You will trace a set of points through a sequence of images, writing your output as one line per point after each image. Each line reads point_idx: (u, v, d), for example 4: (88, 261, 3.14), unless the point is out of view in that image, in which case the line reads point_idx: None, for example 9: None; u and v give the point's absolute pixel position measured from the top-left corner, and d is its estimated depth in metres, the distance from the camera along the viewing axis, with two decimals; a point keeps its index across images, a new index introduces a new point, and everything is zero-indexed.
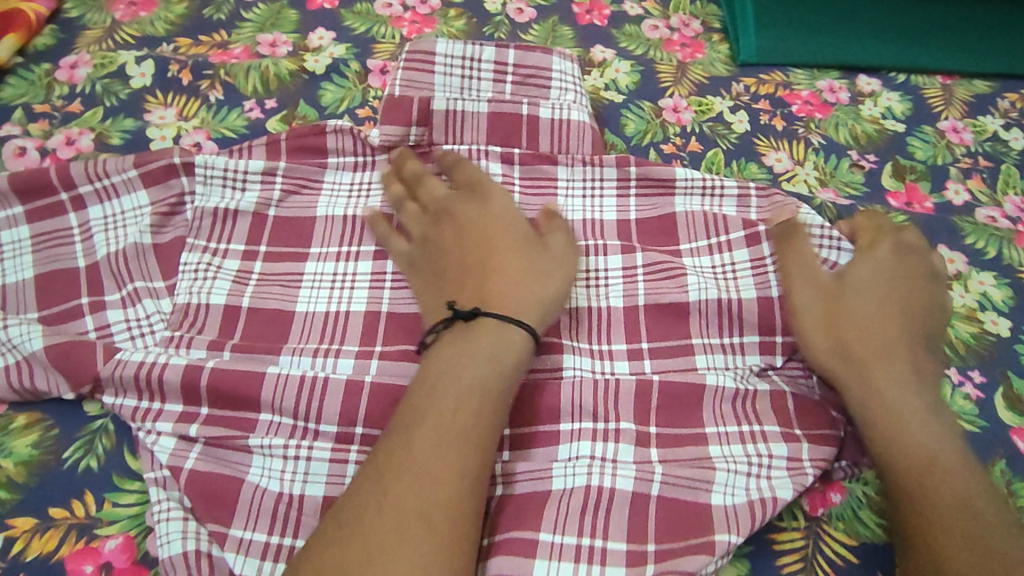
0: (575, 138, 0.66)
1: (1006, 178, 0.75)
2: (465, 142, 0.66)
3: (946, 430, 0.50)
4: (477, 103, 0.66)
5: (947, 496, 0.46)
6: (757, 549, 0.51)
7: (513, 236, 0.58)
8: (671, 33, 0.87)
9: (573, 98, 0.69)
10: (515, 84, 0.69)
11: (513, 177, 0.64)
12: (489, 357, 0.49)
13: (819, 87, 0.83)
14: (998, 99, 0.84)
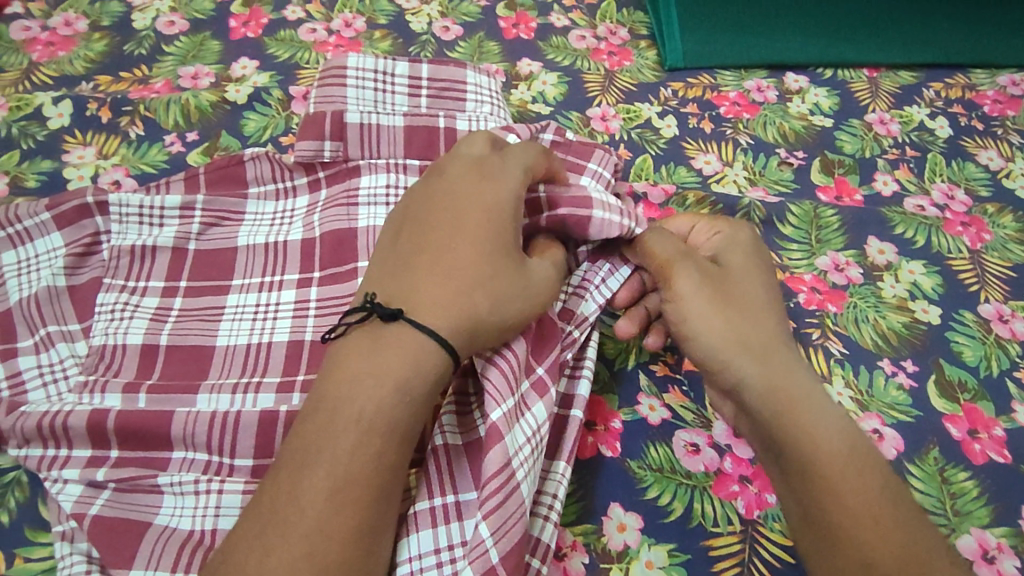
0: None
1: (933, 167, 0.76)
2: (382, 156, 0.66)
3: (830, 438, 0.48)
4: (392, 116, 0.66)
5: (844, 507, 0.46)
6: (693, 557, 0.50)
7: (466, 218, 0.51)
8: (598, 42, 0.87)
9: (489, 110, 0.69)
10: (430, 98, 0.69)
11: None
12: (394, 377, 0.44)
13: (746, 87, 0.83)
14: (923, 89, 0.85)
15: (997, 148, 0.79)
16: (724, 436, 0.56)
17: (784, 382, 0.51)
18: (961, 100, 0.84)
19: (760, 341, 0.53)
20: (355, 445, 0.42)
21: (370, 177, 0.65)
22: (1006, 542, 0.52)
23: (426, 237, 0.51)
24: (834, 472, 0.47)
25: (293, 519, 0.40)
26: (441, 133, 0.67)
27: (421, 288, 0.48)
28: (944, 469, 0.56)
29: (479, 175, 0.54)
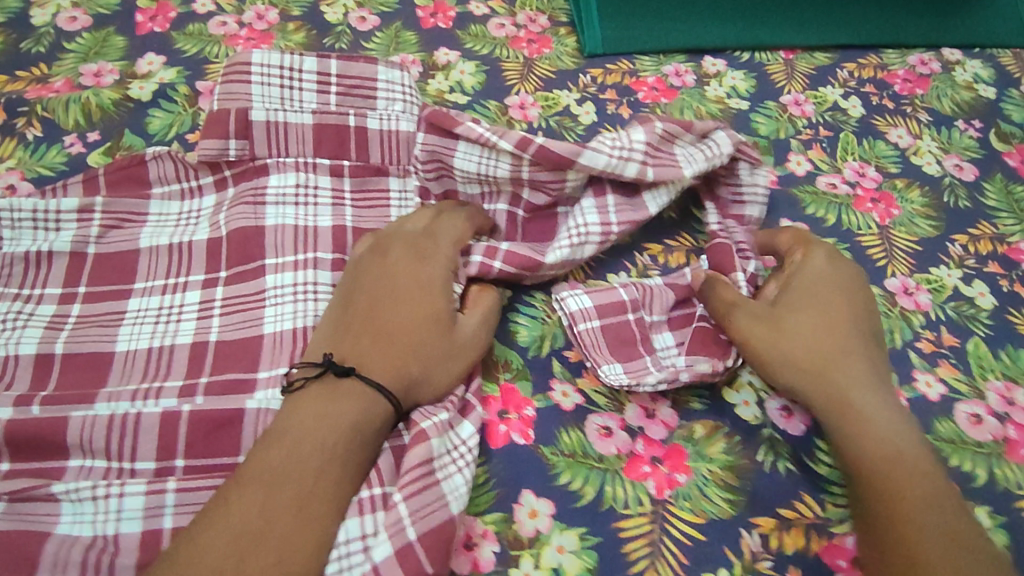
0: (406, 150, 0.66)
1: (845, 146, 0.78)
2: (290, 155, 0.65)
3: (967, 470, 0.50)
4: (299, 114, 0.64)
5: (906, 504, 0.48)
6: (604, 540, 0.51)
7: (409, 294, 0.55)
8: (517, 30, 0.86)
9: (402, 107, 0.67)
10: (339, 95, 0.67)
11: (344, 191, 0.65)
12: (342, 413, 0.48)
13: (664, 72, 0.84)
14: (837, 69, 0.87)
15: (906, 126, 0.81)
16: (635, 419, 0.57)
17: (848, 396, 0.53)
18: (873, 79, 0.86)
19: (827, 352, 0.55)
20: (323, 469, 0.46)
21: (279, 176, 0.64)
22: None
23: (372, 308, 0.54)
24: (891, 472, 0.49)
25: (264, 533, 0.42)
26: (351, 133, 0.65)
27: (374, 357, 0.52)
28: None
29: (419, 254, 0.57)
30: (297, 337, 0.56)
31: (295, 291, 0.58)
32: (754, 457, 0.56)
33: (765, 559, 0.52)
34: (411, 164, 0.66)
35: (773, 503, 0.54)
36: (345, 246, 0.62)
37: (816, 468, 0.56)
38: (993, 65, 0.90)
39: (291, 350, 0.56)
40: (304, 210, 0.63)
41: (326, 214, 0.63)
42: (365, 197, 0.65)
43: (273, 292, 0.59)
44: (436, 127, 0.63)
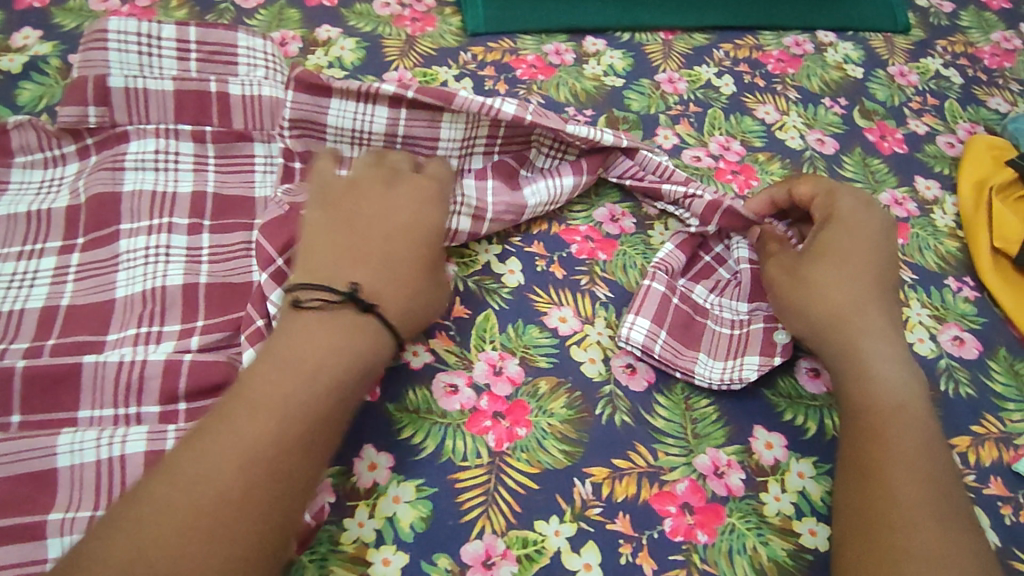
0: (268, 115, 0.68)
1: (712, 122, 0.81)
2: (151, 121, 0.66)
3: (895, 393, 0.55)
4: (160, 80, 0.66)
5: (890, 460, 0.51)
6: (440, 490, 0.53)
7: (399, 235, 0.57)
8: (402, 9, 0.88)
9: (264, 73, 0.69)
10: (200, 61, 0.67)
11: (207, 157, 0.67)
12: (336, 346, 0.50)
13: (544, 51, 0.86)
14: (714, 49, 0.90)
15: (774, 103, 0.85)
16: (483, 376, 0.59)
17: (860, 345, 0.57)
18: (748, 59, 0.89)
19: (845, 303, 0.58)
20: (315, 398, 0.47)
21: (139, 142, 0.66)
22: (735, 459, 0.57)
23: (371, 248, 0.56)
24: (888, 431, 0.53)
25: (273, 471, 0.44)
26: (213, 99, 0.67)
27: (386, 292, 0.54)
28: (689, 396, 0.60)
29: (335, 200, 0.59)
30: (147, 299, 0.59)
31: (148, 254, 0.61)
32: (593, 410, 0.58)
33: (595, 506, 0.54)
34: (273, 128, 0.68)
35: (608, 453, 0.56)
36: (202, 212, 0.64)
37: (652, 421, 0.58)
38: (863, 47, 0.94)
39: (141, 311, 0.59)
40: (164, 176, 0.65)
41: (187, 180, 0.65)
42: (230, 162, 0.67)
43: (128, 256, 0.61)
44: (309, 87, 0.64)
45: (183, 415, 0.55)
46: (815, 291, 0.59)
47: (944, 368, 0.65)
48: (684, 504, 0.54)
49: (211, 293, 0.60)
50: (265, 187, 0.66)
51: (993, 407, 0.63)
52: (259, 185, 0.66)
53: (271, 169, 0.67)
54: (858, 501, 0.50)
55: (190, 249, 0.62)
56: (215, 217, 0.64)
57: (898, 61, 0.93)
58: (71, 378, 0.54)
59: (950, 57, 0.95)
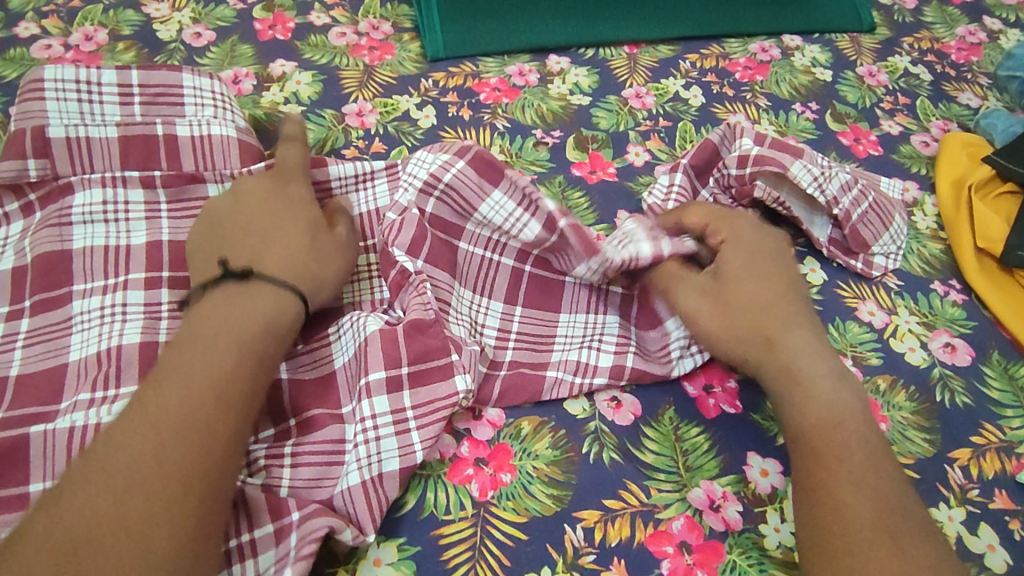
0: (220, 154, 0.64)
1: (683, 135, 0.80)
2: (95, 171, 0.63)
3: (829, 410, 0.51)
4: (102, 127, 0.63)
5: (839, 475, 0.48)
6: (424, 548, 0.50)
7: (272, 212, 0.56)
8: (358, 38, 0.85)
9: (213, 113, 0.67)
10: (143, 105, 0.66)
11: (158, 204, 0.63)
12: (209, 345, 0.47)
13: (507, 73, 0.84)
14: (680, 61, 0.88)
15: (745, 112, 0.83)
16: (463, 421, 0.56)
17: (787, 361, 0.53)
18: (714, 68, 0.88)
19: (766, 316, 0.55)
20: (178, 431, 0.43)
21: (83, 193, 0.62)
22: (730, 490, 0.55)
23: (260, 241, 0.54)
24: (831, 444, 0.49)
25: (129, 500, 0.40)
26: (159, 141, 0.63)
27: (223, 310, 0.49)
28: (677, 427, 0.58)
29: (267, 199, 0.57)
30: (102, 360, 0.55)
31: (104, 315, 0.58)
32: (580, 449, 0.55)
33: (589, 553, 0.51)
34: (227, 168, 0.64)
35: (598, 494, 0.53)
36: (158, 265, 0.61)
37: (641, 457, 0.56)
38: (830, 49, 0.93)
39: (99, 376, 0.55)
40: (114, 227, 0.62)
41: (138, 229, 0.62)
42: (184, 208, 0.63)
43: (81, 318, 0.58)
44: (483, 168, 0.61)
45: None
46: (738, 307, 0.55)
47: (938, 378, 0.63)
48: (681, 544, 0.51)
49: None
50: None
51: (991, 415, 0.61)
52: None
53: None
54: (818, 532, 0.47)
55: (149, 305, 0.59)
56: (172, 267, 0.61)
57: (866, 61, 0.92)
58: (25, 450, 0.51)
59: (917, 53, 0.94)
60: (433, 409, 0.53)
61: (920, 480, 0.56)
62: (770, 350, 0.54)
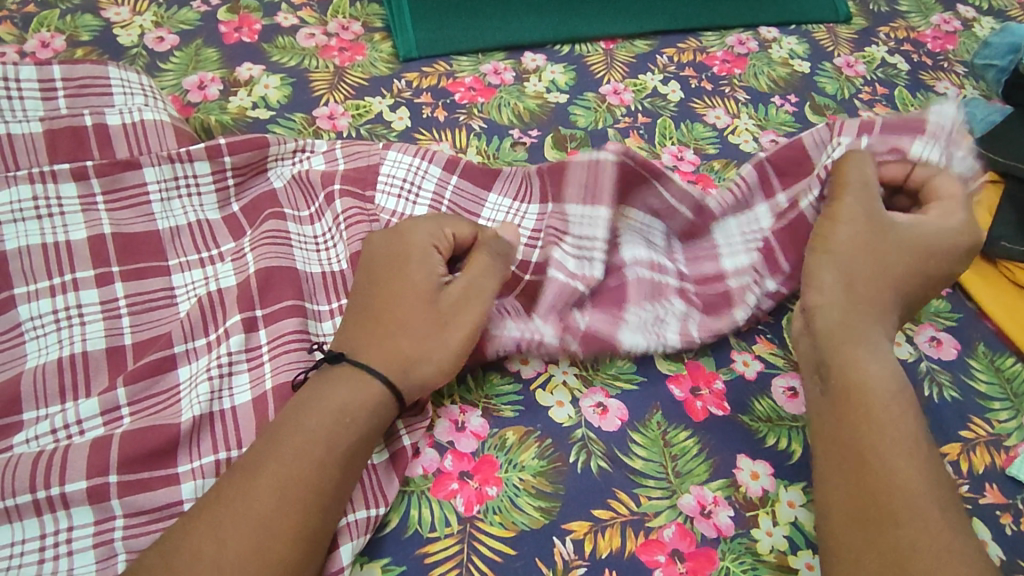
0: (154, 137, 0.64)
1: (663, 131, 0.78)
2: (21, 168, 0.60)
3: (878, 376, 0.50)
4: (25, 123, 0.61)
5: (877, 436, 0.47)
6: (409, 568, 0.49)
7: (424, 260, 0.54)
8: (328, 39, 0.83)
9: (144, 101, 0.66)
10: (69, 98, 0.64)
11: (93, 195, 0.60)
12: (349, 403, 0.48)
13: (482, 71, 0.82)
14: (657, 56, 0.87)
15: (724, 107, 0.82)
16: (445, 433, 0.55)
17: (858, 322, 0.53)
18: (692, 62, 0.87)
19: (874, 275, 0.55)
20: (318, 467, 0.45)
21: (10, 190, 0.58)
22: (721, 495, 0.53)
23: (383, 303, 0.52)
24: (877, 407, 0.49)
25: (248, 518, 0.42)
26: (89, 132, 0.63)
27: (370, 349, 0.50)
28: (665, 432, 0.56)
29: (406, 266, 0.53)
30: (64, 367, 0.54)
31: (58, 320, 0.56)
32: (566, 458, 0.54)
33: (579, 566, 0.49)
34: (162, 150, 0.63)
35: (586, 504, 0.52)
36: (106, 259, 0.59)
37: (629, 462, 0.54)
38: (807, 40, 0.92)
39: (57, 384, 0.53)
40: (49, 223, 0.59)
41: (77, 223, 0.59)
42: (121, 196, 0.61)
43: (32, 324, 0.55)
44: (473, 175, 0.67)
45: (116, 490, 0.48)
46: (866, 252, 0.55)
47: (926, 372, 0.62)
48: (673, 552, 0.50)
49: (137, 351, 0.56)
50: (171, 220, 0.62)
51: (979, 408, 0.60)
52: (161, 217, 0.62)
53: (170, 196, 0.63)
54: (849, 485, 0.46)
55: (104, 302, 0.57)
56: (121, 259, 0.59)
57: (844, 52, 0.91)
58: None
59: (893, 43, 0.93)
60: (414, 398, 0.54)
61: None
62: (854, 306, 0.54)
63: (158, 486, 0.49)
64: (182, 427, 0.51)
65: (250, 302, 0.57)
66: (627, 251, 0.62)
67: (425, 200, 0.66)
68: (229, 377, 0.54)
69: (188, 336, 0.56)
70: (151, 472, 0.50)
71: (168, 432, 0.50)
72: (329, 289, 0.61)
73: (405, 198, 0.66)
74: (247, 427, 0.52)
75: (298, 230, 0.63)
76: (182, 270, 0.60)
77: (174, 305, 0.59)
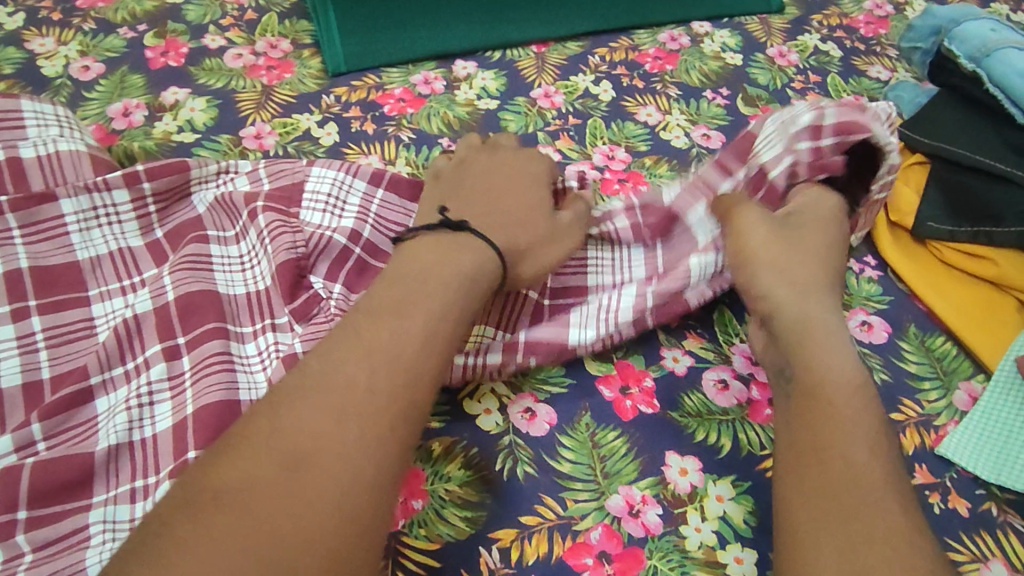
0: (70, 168, 0.63)
1: (593, 132, 0.78)
2: None
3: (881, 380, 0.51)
4: None
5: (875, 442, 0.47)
6: None
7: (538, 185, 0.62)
8: (256, 58, 0.83)
9: (59, 132, 0.65)
10: None
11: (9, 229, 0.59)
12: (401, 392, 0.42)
13: (412, 82, 0.82)
14: (589, 56, 0.87)
15: (655, 104, 0.82)
16: None
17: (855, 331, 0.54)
18: (624, 61, 0.87)
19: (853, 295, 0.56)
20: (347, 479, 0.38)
21: None
22: (650, 493, 0.53)
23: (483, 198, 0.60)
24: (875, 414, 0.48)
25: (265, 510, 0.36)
26: (3, 166, 0.62)
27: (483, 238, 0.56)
28: (594, 434, 0.56)
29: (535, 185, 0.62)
30: None
31: None
32: (492, 466, 0.54)
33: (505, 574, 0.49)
34: (79, 180, 0.63)
35: (514, 511, 0.52)
36: (23, 294, 0.58)
37: (558, 467, 0.54)
38: (739, 33, 0.92)
39: None
40: None
41: None
42: (38, 228, 0.60)
43: None
44: (398, 186, 0.67)
45: (24, 525, 0.48)
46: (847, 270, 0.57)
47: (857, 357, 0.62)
48: (600, 554, 0.50)
49: (55, 387, 0.55)
50: (88, 249, 0.62)
51: (910, 390, 0.61)
52: (80, 247, 0.61)
53: (89, 226, 0.62)
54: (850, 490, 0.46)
55: (19, 338, 0.56)
56: (38, 294, 0.58)
57: (776, 42, 0.91)
58: None
59: (826, 31, 0.94)
60: None
61: None
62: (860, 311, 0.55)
63: (67, 516, 0.49)
64: (97, 454, 0.51)
65: (172, 331, 0.57)
66: (592, 278, 0.64)
67: (352, 213, 0.65)
68: (151, 406, 0.54)
69: (104, 367, 0.55)
70: (63, 505, 0.49)
71: (82, 462, 0.50)
72: (252, 311, 0.60)
73: (331, 211, 0.65)
74: (165, 453, 0.52)
75: (222, 251, 0.63)
76: (102, 300, 0.60)
77: (94, 335, 0.58)
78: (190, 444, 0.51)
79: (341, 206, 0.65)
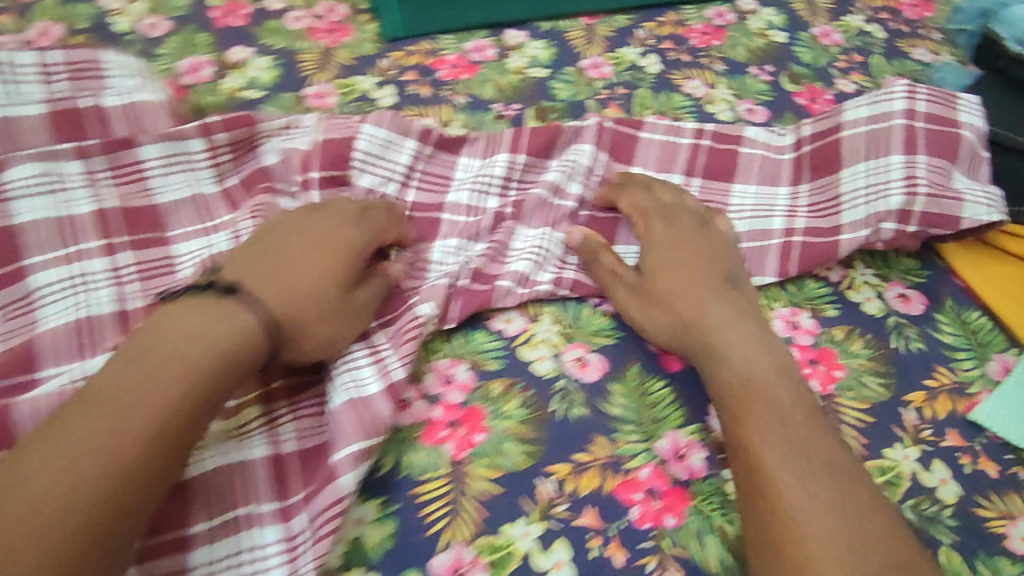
0: (150, 117, 0.68)
1: (641, 101, 0.80)
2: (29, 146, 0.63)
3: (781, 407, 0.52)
4: (27, 105, 0.64)
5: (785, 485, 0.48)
6: (404, 505, 0.52)
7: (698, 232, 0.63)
8: (315, 22, 0.85)
9: (135, 84, 0.69)
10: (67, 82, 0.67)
11: (98, 172, 0.64)
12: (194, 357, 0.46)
13: (465, 49, 0.84)
14: (637, 30, 0.89)
15: (702, 78, 0.84)
16: (434, 386, 0.58)
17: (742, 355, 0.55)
18: (671, 36, 0.89)
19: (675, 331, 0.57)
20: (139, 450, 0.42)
21: (22, 166, 0.62)
22: (695, 439, 0.56)
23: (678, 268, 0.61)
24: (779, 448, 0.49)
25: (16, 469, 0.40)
26: (88, 114, 0.66)
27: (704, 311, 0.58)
28: (642, 383, 0.59)
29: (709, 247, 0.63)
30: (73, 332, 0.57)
31: (66, 287, 0.59)
32: (546, 407, 0.57)
33: (559, 504, 0.52)
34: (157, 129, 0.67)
35: (567, 449, 0.55)
36: (113, 231, 0.62)
37: (608, 410, 0.57)
38: (785, 12, 0.94)
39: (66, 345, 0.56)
40: (60, 197, 0.62)
41: (83, 198, 0.62)
42: (126, 173, 0.65)
43: (42, 293, 0.58)
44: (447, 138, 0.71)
45: None
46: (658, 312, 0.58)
47: (893, 326, 0.65)
48: (649, 491, 0.53)
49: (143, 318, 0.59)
50: (169, 193, 0.66)
51: (944, 358, 0.63)
52: (163, 191, 0.66)
53: (171, 171, 0.66)
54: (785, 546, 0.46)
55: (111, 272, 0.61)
56: (127, 231, 0.63)
57: (821, 22, 0.93)
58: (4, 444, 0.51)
59: (871, 12, 0.95)
60: (410, 332, 0.58)
61: (874, 423, 0.58)
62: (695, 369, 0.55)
63: None
64: None
65: None
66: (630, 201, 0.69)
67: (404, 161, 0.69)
68: None
69: None
70: None
71: None
72: None
73: (387, 161, 0.68)
74: None
75: (288, 203, 0.66)
76: (185, 239, 0.64)
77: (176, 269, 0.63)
78: (276, 374, 0.56)
79: (396, 156, 0.69)
